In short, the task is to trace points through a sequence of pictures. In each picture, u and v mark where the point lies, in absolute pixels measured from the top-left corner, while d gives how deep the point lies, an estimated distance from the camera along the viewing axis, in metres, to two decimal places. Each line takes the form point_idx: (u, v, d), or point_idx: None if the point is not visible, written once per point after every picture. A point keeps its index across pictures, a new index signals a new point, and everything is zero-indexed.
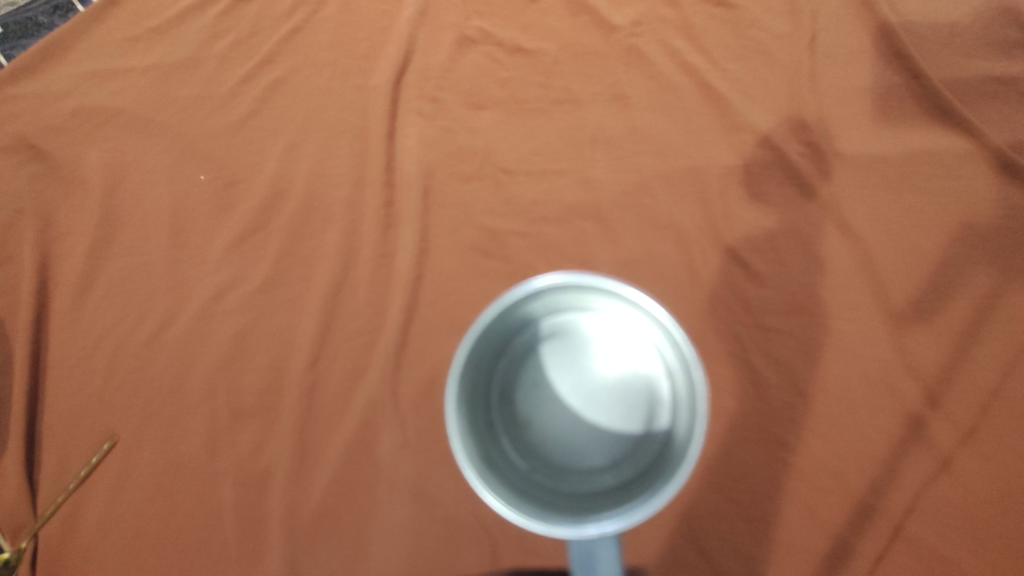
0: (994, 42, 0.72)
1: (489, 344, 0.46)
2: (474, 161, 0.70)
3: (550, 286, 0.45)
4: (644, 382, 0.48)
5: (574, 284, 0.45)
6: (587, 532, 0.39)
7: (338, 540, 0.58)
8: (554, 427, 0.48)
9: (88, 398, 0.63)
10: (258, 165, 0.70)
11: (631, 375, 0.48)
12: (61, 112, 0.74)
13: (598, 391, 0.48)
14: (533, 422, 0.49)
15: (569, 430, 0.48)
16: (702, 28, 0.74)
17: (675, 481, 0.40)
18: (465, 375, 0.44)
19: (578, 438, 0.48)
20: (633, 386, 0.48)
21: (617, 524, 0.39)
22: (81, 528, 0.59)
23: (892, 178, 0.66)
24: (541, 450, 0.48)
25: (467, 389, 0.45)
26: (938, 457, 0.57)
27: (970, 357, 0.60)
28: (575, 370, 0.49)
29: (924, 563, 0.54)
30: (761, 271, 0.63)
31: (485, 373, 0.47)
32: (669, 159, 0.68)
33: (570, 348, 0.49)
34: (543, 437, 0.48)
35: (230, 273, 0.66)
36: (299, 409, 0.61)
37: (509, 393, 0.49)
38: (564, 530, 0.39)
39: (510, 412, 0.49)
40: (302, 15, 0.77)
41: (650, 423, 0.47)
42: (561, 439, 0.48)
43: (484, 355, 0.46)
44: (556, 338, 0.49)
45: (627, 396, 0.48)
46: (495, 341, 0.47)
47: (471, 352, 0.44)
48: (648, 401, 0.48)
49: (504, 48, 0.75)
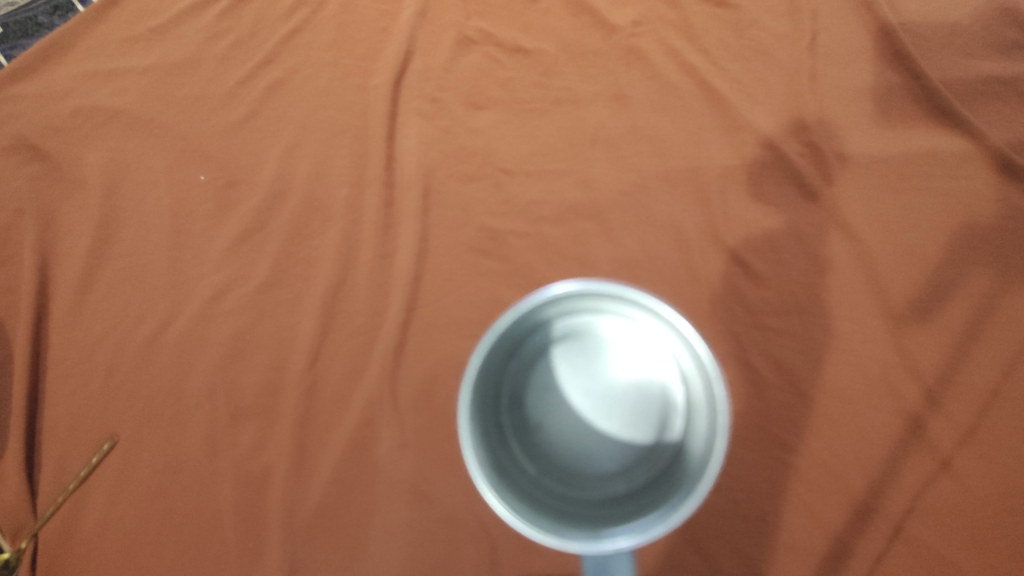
0: (994, 42, 0.72)
1: (502, 349, 0.46)
2: (474, 161, 0.70)
3: (567, 292, 0.45)
4: (659, 389, 0.48)
5: (592, 291, 0.45)
6: (602, 547, 0.39)
7: (337, 540, 0.58)
8: (564, 432, 0.48)
9: (88, 397, 0.63)
10: (258, 165, 0.70)
11: (645, 380, 0.48)
12: (62, 113, 0.74)
13: (611, 396, 0.48)
14: (543, 426, 0.49)
15: (580, 435, 0.48)
16: (703, 28, 0.74)
17: (693, 497, 0.39)
18: (479, 380, 0.44)
19: (589, 443, 0.48)
20: (646, 392, 0.48)
21: (633, 539, 0.39)
22: (82, 528, 0.60)
23: (892, 178, 0.66)
24: (550, 455, 0.48)
25: (479, 395, 0.44)
26: (939, 458, 0.57)
27: (971, 357, 0.60)
28: (588, 373, 0.49)
29: (924, 564, 0.54)
30: (761, 271, 0.63)
31: (496, 377, 0.47)
32: (669, 159, 0.68)
33: (584, 351, 0.49)
34: (554, 442, 0.48)
35: (230, 272, 0.66)
36: (299, 409, 0.61)
37: (520, 396, 0.49)
38: (579, 544, 0.39)
39: (520, 415, 0.49)
40: (302, 15, 0.77)
41: (662, 430, 0.47)
42: (570, 444, 0.48)
43: (497, 359, 0.46)
44: (569, 340, 0.49)
45: (639, 402, 0.48)
46: (507, 345, 0.46)
47: (485, 358, 0.44)
48: (661, 408, 0.48)
49: (504, 48, 0.75)
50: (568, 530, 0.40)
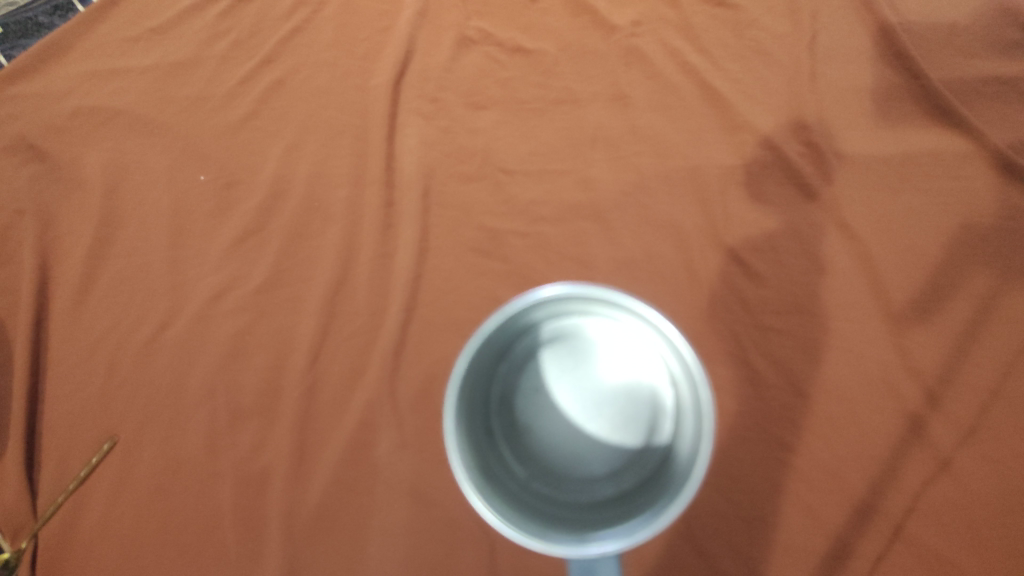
0: (994, 42, 0.72)
1: (490, 352, 0.46)
2: (474, 161, 0.70)
3: (554, 296, 0.45)
4: (648, 392, 0.48)
5: (579, 294, 0.45)
6: (588, 551, 0.39)
7: (337, 540, 0.58)
8: (553, 435, 0.48)
9: (88, 397, 0.63)
10: (257, 165, 0.70)
11: (634, 384, 0.48)
12: (62, 112, 0.74)
13: (600, 399, 0.48)
14: (534, 429, 0.49)
15: (569, 438, 0.48)
16: (703, 28, 0.74)
17: (678, 501, 0.39)
18: (466, 384, 0.44)
19: (578, 446, 0.48)
20: (635, 395, 0.48)
21: (618, 543, 0.39)
22: (81, 528, 0.59)
23: (892, 178, 0.66)
24: (540, 458, 0.48)
25: (467, 398, 0.44)
26: (938, 458, 0.57)
27: (969, 356, 0.60)
28: (577, 376, 0.49)
29: (924, 564, 0.54)
30: (761, 271, 0.63)
31: (485, 380, 0.47)
32: (669, 159, 0.68)
33: (572, 354, 0.49)
34: (543, 444, 0.48)
35: (230, 272, 0.66)
36: (299, 409, 0.61)
37: (510, 399, 0.49)
38: (565, 548, 0.39)
39: (509, 417, 0.49)
40: (302, 15, 0.77)
41: (652, 433, 0.47)
42: (560, 447, 0.48)
43: (485, 362, 0.46)
44: (558, 342, 0.49)
45: (629, 405, 0.48)
46: (496, 348, 0.47)
47: (473, 361, 0.44)
48: (651, 411, 0.47)
49: (503, 48, 0.75)
50: (551, 534, 0.40)
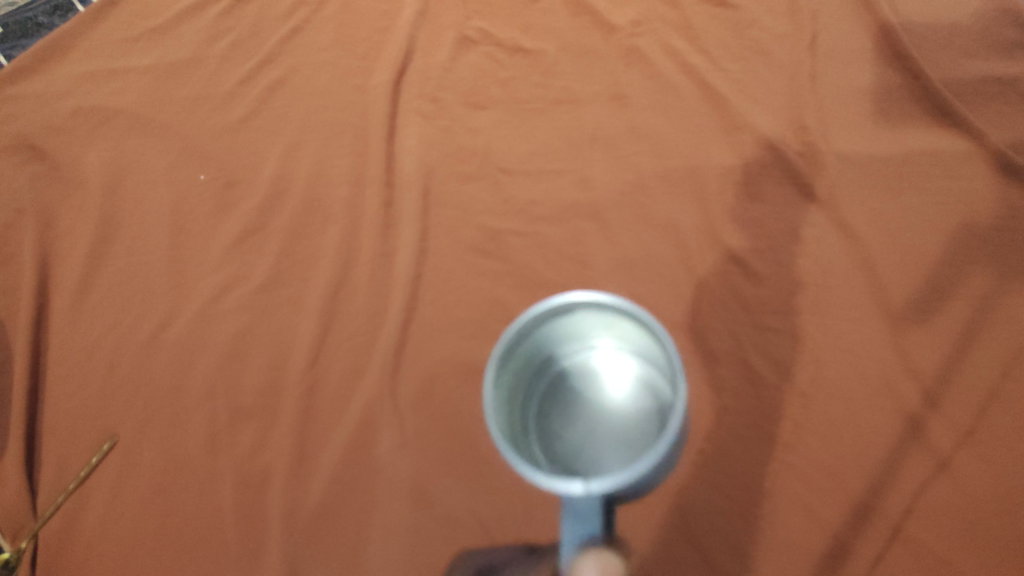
0: (993, 42, 0.72)
1: (527, 364, 0.48)
2: (474, 161, 0.70)
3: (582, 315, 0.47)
4: (658, 399, 0.47)
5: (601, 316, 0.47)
6: (572, 485, 0.37)
7: (334, 539, 0.57)
8: (578, 448, 0.48)
9: (88, 398, 0.63)
10: (258, 165, 0.70)
11: (649, 401, 0.48)
12: (63, 112, 0.74)
13: (622, 421, 0.48)
14: (559, 440, 0.49)
15: (591, 450, 0.47)
16: (702, 28, 0.75)
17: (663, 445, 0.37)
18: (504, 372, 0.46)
19: (595, 454, 0.47)
20: (650, 409, 0.47)
21: (604, 485, 0.37)
22: (82, 527, 0.59)
23: (891, 177, 0.66)
24: (561, 463, 0.47)
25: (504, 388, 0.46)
26: (937, 458, 0.56)
27: (969, 356, 0.59)
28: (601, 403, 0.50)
29: (923, 564, 0.53)
30: (761, 271, 0.63)
31: (521, 392, 0.49)
32: (668, 159, 0.69)
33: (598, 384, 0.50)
34: (566, 455, 0.48)
35: (231, 272, 0.66)
36: (299, 409, 0.61)
37: (541, 419, 0.50)
38: (549, 479, 0.37)
39: (540, 431, 0.49)
40: (303, 15, 0.78)
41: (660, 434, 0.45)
42: (581, 456, 0.47)
43: (521, 372, 0.48)
44: (585, 369, 0.51)
45: (646, 420, 0.47)
46: (532, 365, 0.49)
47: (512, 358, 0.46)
48: (660, 415, 0.46)
49: (503, 48, 0.76)
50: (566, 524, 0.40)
